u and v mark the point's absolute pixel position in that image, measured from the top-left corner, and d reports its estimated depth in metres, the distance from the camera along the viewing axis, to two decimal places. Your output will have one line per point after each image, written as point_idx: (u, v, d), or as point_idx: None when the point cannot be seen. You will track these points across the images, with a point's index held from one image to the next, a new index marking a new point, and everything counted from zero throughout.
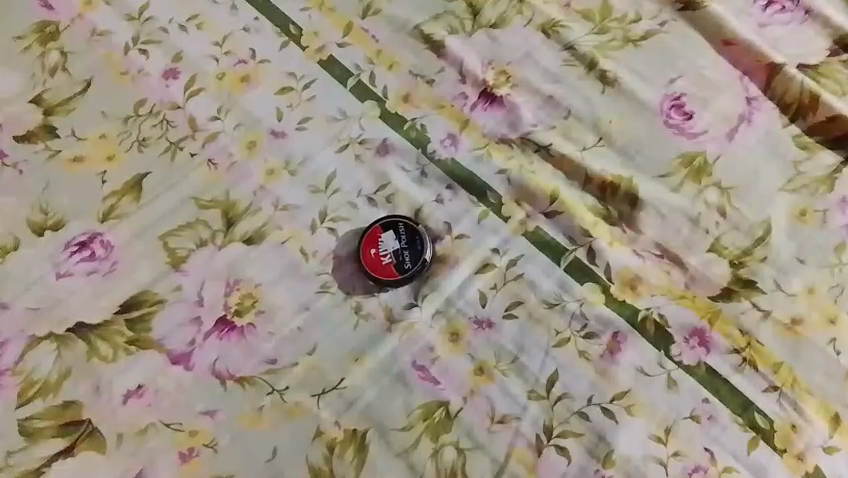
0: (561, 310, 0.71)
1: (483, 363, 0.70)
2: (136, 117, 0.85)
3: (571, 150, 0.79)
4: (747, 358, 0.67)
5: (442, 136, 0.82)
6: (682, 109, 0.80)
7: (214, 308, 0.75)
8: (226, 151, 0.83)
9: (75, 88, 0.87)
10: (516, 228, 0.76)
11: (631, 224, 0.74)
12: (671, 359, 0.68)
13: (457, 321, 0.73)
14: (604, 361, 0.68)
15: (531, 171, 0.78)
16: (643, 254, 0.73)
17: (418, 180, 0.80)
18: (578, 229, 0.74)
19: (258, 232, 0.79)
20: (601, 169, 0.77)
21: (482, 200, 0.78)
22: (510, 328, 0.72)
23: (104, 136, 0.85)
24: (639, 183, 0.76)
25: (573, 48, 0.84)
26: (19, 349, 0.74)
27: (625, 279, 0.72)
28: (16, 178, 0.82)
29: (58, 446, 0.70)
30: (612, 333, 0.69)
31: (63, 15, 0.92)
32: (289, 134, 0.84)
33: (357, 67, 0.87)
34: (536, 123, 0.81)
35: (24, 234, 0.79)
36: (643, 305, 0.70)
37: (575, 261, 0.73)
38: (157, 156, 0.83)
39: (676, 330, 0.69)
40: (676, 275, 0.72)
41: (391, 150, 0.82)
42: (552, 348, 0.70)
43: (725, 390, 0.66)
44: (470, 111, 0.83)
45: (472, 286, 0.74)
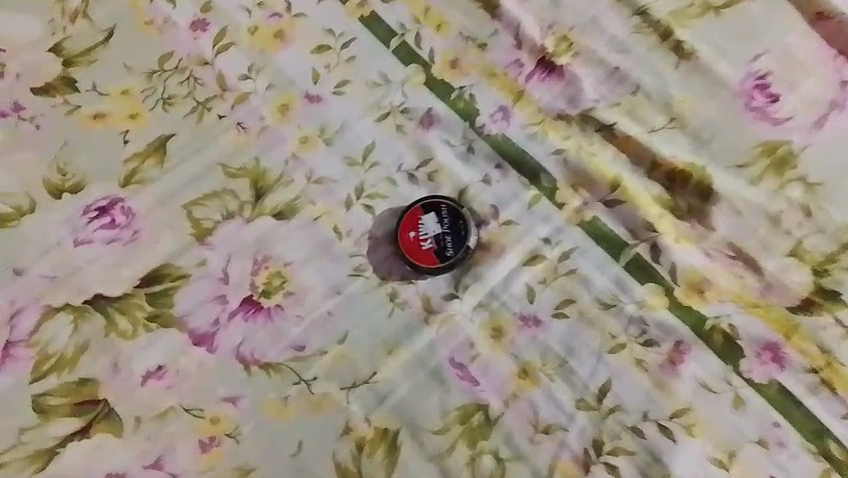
0: (617, 312, 0.65)
1: (527, 365, 0.65)
2: (161, 71, 0.79)
3: (637, 132, 0.71)
4: (825, 380, 0.61)
5: (493, 109, 0.74)
6: (765, 90, 0.70)
7: (239, 287, 0.70)
8: (257, 115, 0.77)
9: (97, 37, 0.81)
10: (571, 217, 0.69)
11: (701, 220, 0.67)
12: (738, 375, 0.62)
13: (501, 316, 0.67)
14: (663, 372, 0.63)
15: (591, 152, 0.71)
16: (713, 254, 0.66)
17: (464, 157, 0.73)
18: (641, 222, 0.67)
19: (289, 206, 0.73)
20: (671, 155, 0.69)
21: (534, 183, 0.71)
22: (559, 328, 0.65)
23: (127, 91, 0.78)
24: (712, 174, 0.68)
25: (646, 14, 0.74)
26: (33, 319, 0.70)
27: (691, 282, 0.65)
28: (32, 133, 0.77)
29: (73, 425, 0.66)
30: (674, 341, 0.63)
31: None
32: (326, 98, 0.77)
33: (402, 26, 0.79)
34: (599, 99, 0.73)
35: (41, 195, 0.74)
36: (711, 313, 0.64)
37: (635, 258, 0.66)
38: (183, 117, 0.77)
39: (746, 342, 0.63)
40: (750, 280, 0.65)
41: (436, 121, 0.75)
42: (605, 354, 0.64)
43: (797, 414, 0.61)
44: (526, 82, 0.75)
45: (520, 279, 0.67)
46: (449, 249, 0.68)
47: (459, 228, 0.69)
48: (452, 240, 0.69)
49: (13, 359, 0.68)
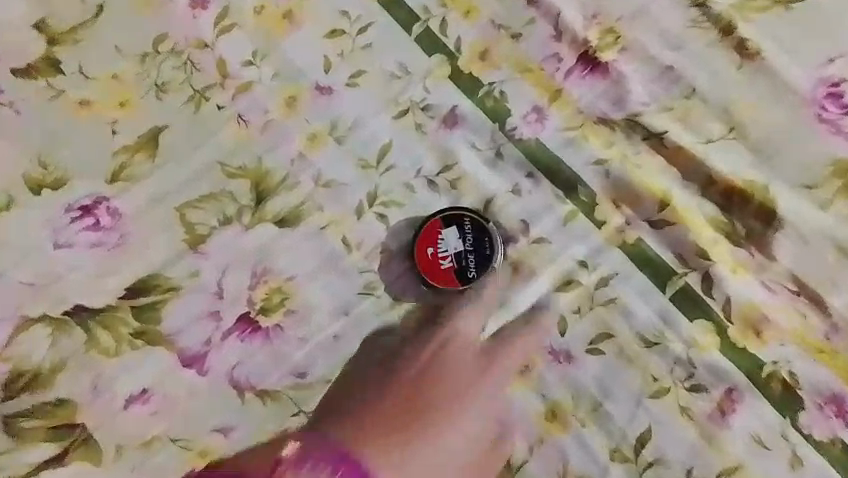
0: (661, 351, 0.57)
1: (556, 406, 0.57)
2: (155, 55, 0.71)
3: (691, 142, 0.62)
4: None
5: (526, 109, 0.66)
6: (839, 99, 0.61)
7: (235, 303, 0.63)
8: (261, 107, 0.69)
9: (85, 12, 0.72)
10: (612, 238, 0.61)
11: (761, 248, 0.59)
12: (797, 429, 0.55)
13: (528, 349, 0.59)
14: (711, 422, 0.55)
15: (635, 164, 0.62)
16: (773, 288, 0.58)
17: (491, 163, 0.65)
18: (692, 248, 0.59)
19: (293, 212, 0.65)
20: (729, 171, 0.61)
21: (570, 196, 0.62)
22: (594, 365, 0.58)
23: (117, 76, 0.70)
24: (776, 195, 0.60)
25: (705, 6, 0.65)
26: (8, 331, 0.63)
27: (748, 319, 0.57)
28: (11, 120, 0.69)
29: (48, 451, 0.60)
30: (726, 388, 0.56)
31: None
32: (338, 91, 0.68)
33: (425, 9, 0.69)
34: (647, 102, 0.64)
35: (19, 191, 0.67)
36: (768, 357, 0.56)
37: (684, 289, 0.58)
38: (179, 106, 0.69)
39: (808, 392, 0.55)
40: (814, 320, 0.57)
41: (461, 121, 0.66)
42: (645, 399, 0.56)
43: None
44: (564, 80, 0.66)
45: (550, 307, 0.60)
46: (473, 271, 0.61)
47: (484, 246, 0.61)
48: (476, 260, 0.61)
49: None
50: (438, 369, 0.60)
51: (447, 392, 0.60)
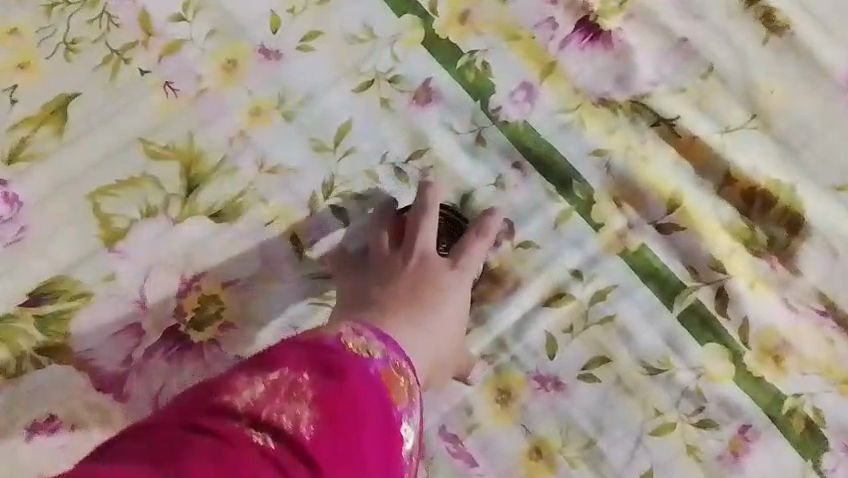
0: (666, 380, 0.49)
1: (542, 443, 0.49)
2: (65, 6, 0.58)
3: (707, 131, 0.53)
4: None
5: (513, 86, 0.55)
6: None
7: (161, 314, 0.52)
8: (194, 72, 0.57)
9: None
10: (612, 244, 0.51)
11: (784, 259, 0.50)
12: (820, 474, 0.47)
13: (511, 374, 0.50)
14: (724, 466, 0.47)
15: (642, 155, 0.53)
16: (796, 308, 0.50)
17: (471, 150, 0.54)
18: (705, 258, 0.50)
19: (232, 204, 0.54)
20: (750, 167, 0.52)
21: (562, 190, 0.53)
22: (587, 395, 0.49)
23: (17, 31, 0.57)
24: (803, 196, 0.51)
25: None
26: None
27: (766, 344, 0.49)
28: None
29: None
30: (739, 424, 0.48)
31: None
32: (288, 55, 0.57)
33: None
34: (656, 81, 0.54)
35: None
36: (789, 390, 0.48)
37: (694, 307, 0.50)
38: (93, 70, 0.56)
39: (833, 431, 0.47)
40: (843, 346, 0.49)
41: (436, 98, 0.55)
42: (646, 437, 0.48)
43: None
44: (559, 50, 0.55)
45: (537, 326, 0.50)
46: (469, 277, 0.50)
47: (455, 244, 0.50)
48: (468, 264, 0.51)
49: None
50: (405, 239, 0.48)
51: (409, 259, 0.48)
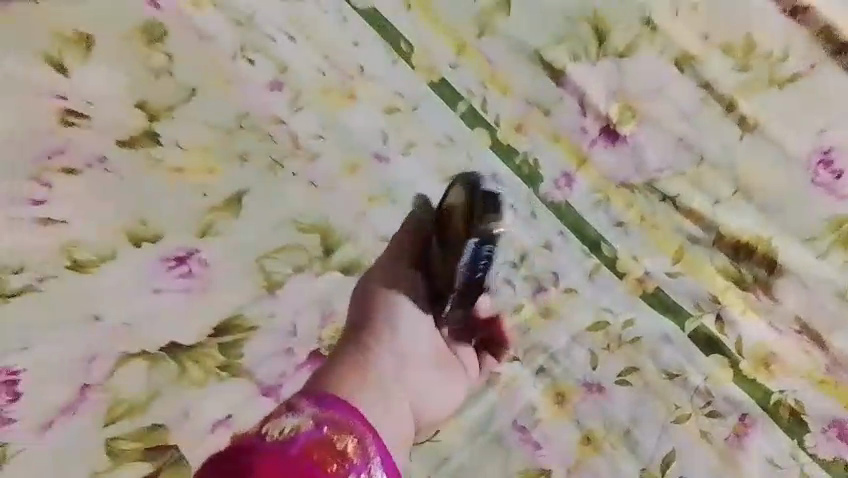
0: (683, 383, 0.65)
1: (590, 432, 0.65)
2: (239, 129, 0.82)
3: (702, 203, 0.72)
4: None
5: (557, 175, 0.76)
6: (830, 166, 0.72)
7: (308, 340, 0.73)
8: (328, 174, 0.80)
9: (179, 94, 0.84)
10: (633, 287, 0.70)
11: (767, 292, 0.67)
12: (805, 450, 0.62)
13: (564, 382, 0.67)
14: (730, 445, 0.62)
15: (654, 221, 0.72)
16: (779, 328, 0.66)
17: (528, 221, 0.74)
18: (706, 294, 0.68)
19: (355, 263, 0.76)
20: (737, 228, 0.70)
21: (595, 252, 0.72)
22: (623, 396, 0.66)
23: (206, 148, 0.82)
24: (778, 247, 0.69)
25: (710, 87, 0.76)
26: (108, 366, 0.73)
27: (758, 355, 0.65)
28: (117, 185, 0.81)
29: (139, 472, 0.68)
30: (740, 414, 0.63)
31: (172, 16, 0.88)
32: (394, 159, 0.80)
33: (468, 90, 0.82)
34: (663, 168, 0.74)
35: (123, 244, 0.78)
36: (777, 387, 0.64)
37: (701, 330, 0.67)
38: (259, 172, 0.80)
39: (813, 418, 0.63)
40: (817, 355, 0.65)
41: (500, 184, 0.75)
42: (669, 425, 0.64)
43: None
44: (590, 148, 0.77)
45: (582, 346, 0.68)
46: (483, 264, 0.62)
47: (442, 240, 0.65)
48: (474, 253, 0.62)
49: (86, 401, 0.72)
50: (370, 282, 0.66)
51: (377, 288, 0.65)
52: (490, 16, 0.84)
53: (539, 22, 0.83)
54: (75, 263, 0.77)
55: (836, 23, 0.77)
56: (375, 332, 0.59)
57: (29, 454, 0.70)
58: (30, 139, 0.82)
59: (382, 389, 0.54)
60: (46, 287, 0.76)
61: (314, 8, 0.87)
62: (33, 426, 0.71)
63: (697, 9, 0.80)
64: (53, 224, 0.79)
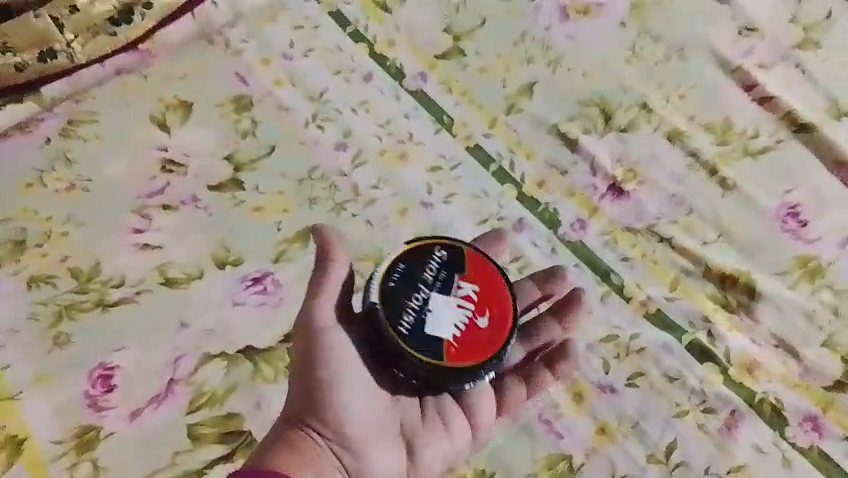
0: (681, 384, 0.79)
1: (605, 424, 0.77)
2: (309, 180, 0.98)
3: (692, 244, 0.88)
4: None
5: (573, 221, 0.92)
6: (797, 217, 0.90)
7: None
8: (382, 215, 0.95)
9: (261, 151, 1.01)
10: (638, 309, 0.84)
11: (749, 314, 0.83)
12: (786, 439, 0.76)
13: (582, 384, 0.80)
14: (722, 435, 0.76)
15: (654, 258, 0.87)
16: (759, 342, 0.81)
17: (549, 256, 0.89)
18: (699, 315, 0.83)
19: None
20: (721, 263, 0.86)
21: (606, 280, 0.86)
22: (632, 395, 0.79)
23: (281, 193, 0.98)
24: (757, 278, 0.85)
25: (696, 155, 0.95)
26: (192, 363, 0.86)
27: (742, 363, 0.80)
28: (206, 219, 0.96)
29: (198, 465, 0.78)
30: (730, 409, 0.77)
31: (256, 90, 1.06)
32: (437, 205, 0.95)
33: (498, 154, 0.99)
34: (659, 216, 0.91)
35: (209, 266, 0.92)
36: (760, 389, 0.78)
37: (695, 342, 0.81)
38: (325, 213, 0.96)
39: (791, 413, 0.77)
40: (792, 364, 0.80)
41: (526, 227, 0.92)
42: (672, 419, 0.77)
43: (835, 472, 0.75)
44: (599, 200, 0.93)
45: (597, 354, 0.81)
46: (417, 296, 0.75)
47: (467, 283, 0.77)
48: (407, 303, 0.74)
49: (173, 394, 0.84)
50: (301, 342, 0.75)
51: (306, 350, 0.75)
52: (517, 99, 1.03)
53: (558, 103, 1.02)
54: (166, 280, 0.92)
55: (794, 108, 0.98)
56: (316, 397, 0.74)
57: (121, 435, 0.82)
58: (137, 182, 0.99)
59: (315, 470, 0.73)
60: (142, 299, 0.90)
61: (373, 89, 1.05)
62: (126, 413, 0.83)
63: (684, 97, 1.00)
64: (151, 248, 0.94)
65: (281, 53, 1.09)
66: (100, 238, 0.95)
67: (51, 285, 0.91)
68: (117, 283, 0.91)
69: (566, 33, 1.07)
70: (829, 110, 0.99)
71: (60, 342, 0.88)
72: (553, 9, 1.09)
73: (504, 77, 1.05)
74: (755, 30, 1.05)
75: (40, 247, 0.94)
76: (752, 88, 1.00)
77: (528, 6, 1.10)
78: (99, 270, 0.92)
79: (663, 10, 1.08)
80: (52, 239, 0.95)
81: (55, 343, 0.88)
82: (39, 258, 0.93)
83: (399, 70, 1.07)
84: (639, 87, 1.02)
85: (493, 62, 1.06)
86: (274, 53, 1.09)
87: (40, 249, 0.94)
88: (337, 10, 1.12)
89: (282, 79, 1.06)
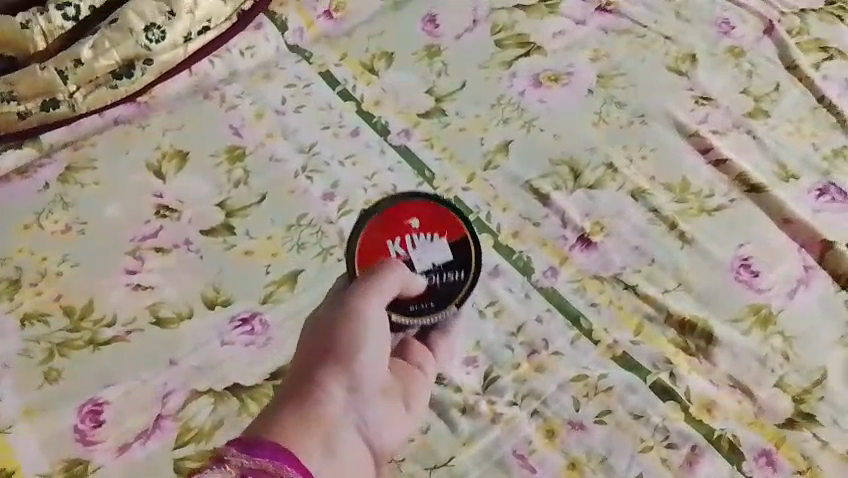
0: (645, 422, 0.85)
1: (575, 459, 0.82)
2: (298, 226, 1.04)
3: (654, 291, 0.95)
4: None
5: (545, 268, 0.98)
6: (749, 268, 0.98)
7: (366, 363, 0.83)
8: None
9: (252, 198, 1.07)
10: (605, 351, 0.90)
11: (706, 357, 0.90)
12: (742, 473, 0.82)
13: (554, 421, 0.85)
14: (684, 469, 0.82)
15: (619, 304, 0.94)
16: (716, 383, 0.88)
17: (523, 301, 0.95)
18: (661, 357, 0.89)
19: None
20: (680, 309, 0.93)
21: (575, 324, 0.93)
22: (600, 432, 0.84)
23: (271, 238, 1.03)
24: (714, 324, 0.92)
25: (658, 211, 1.03)
26: (182, 399, 0.89)
27: (702, 402, 0.86)
28: (197, 261, 1.01)
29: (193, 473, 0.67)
30: (691, 445, 0.83)
31: (250, 142, 1.12)
32: None
33: (477, 206, 1.05)
34: (624, 265, 0.98)
35: (199, 306, 0.97)
36: (718, 427, 0.85)
37: (657, 382, 0.88)
38: (311, 257, 1.01)
39: (747, 449, 0.83)
40: (746, 403, 0.87)
41: (502, 273, 0.97)
42: (637, 454, 0.83)
43: None
44: (569, 250, 1.00)
45: (568, 393, 0.87)
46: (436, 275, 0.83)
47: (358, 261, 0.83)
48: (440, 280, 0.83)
49: (161, 429, 0.87)
50: (320, 328, 0.73)
51: (323, 327, 0.73)
52: (494, 156, 1.11)
53: (532, 161, 1.10)
54: (157, 319, 0.95)
55: (745, 170, 1.08)
56: (326, 369, 0.71)
57: (107, 469, 0.84)
58: (133, 225, 1.04)
59: (337, 435, 0.67)
60: (133, 338, 0.94)
61: (361, 143, 1.13)
62: (114, 447, 0.86)
63: (646, 158, 1.09)
64: (142, 288, 0.98)
65: (274, 109, 1.16)
66: (95, 277, 0.99)
67: (44, 323, 0.94)
68: (109, 322, 0.95)
69: (539, 99, 1.17)
70: (777, 172, 1.08)
71: (51, 378, 0.90)
72: (527, 77, 1.19)
73: (482, 136, 1.13)
74: (709, 99, 1.16)
75: (34, 286, 0.98)
76: (707, 151, 1.10)
77: (504, 73, 1.20)
78: (91, 308, 0.96)
79: (627, 80, 1.19)
80: (47, 278, 0.98)
81: (46, 379, 0.90)
82: (33, 296, 0.97)
83: (384, 127, 1.14)
84: (606, 149, 1.10)
85: (471, 123, 1.14)
86: (268, 108, 1.16)
87: (35, 288, 0.97)
88: (327, 71, 1.21)
89: (274, 132, 1.13)
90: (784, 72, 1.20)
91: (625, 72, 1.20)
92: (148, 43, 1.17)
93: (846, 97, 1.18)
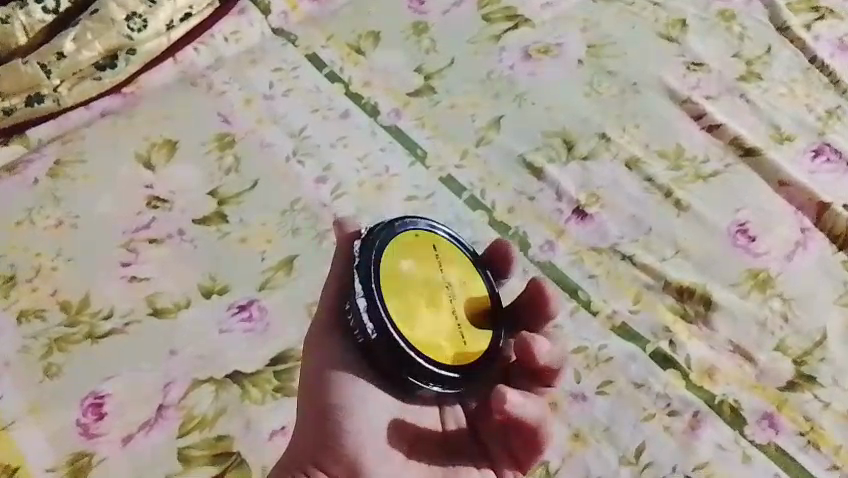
0: (647, 390, 0.85)
1: (578, 430, 0.83)
2: (292, 210, 1.03)
3: (652, 260, 0.95)
4: (811, 440, 0.82)
5: (541, 242, 0.98)
6: (746, 233, 0.97)
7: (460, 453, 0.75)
8: None
9: (245, 185, 1.06)
10: (605, 322, 0.90)
11: (705, 324, 0.90)
12: (745, 437, 0.82)
13: (556, 394, 0.85)
14: (686, 435, 0.82)
15: (617, 274, 0.94)
16: (716, 348, 0.88)
17: (521, 276, 0.94)
18: (661, 326, 0.89)
19: None
20: (678, 277, 0.93)
21: (574, 296, 0.92)
22: (602, 402, 0.84)
23: (265, 224, 1.02)
24: (712, 290, 0.92)
25: (654, 180, 1.02)
26: (183, 388, 0.89)
27: (702, 368, 0.87)
28: (191, 251, 1.00)
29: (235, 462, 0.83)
30: (692, 412, 0.84)
31: (238, 128, 1.11)
32: None
33: (470, 183, 1.04)
34: (621, 236, 0.98)
35: (196, 295, 0.96)
36: (719, 392, 0.85)
37: (658, 350, 0.88)
38: (306, 242, 1.00)
39: (748, 413, 0.84)
40: (747, 368, 0.87)
41: None
42: (640, 422, 0.83)
43: (794, 466, 0.81)
44: (565, 223, 0.99)
45: (569, 365, 0.87)
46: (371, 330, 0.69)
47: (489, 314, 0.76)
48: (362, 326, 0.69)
49: (164, 419, 0.87)
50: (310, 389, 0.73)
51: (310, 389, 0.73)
52: (486, 132, 1.10)
53: (525, 135, 1.09)
54: (155, 310, 0.95)
55: (740, 135, 1.07)
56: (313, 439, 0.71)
57: (112, 461, 0.84)
58: (125, 218, 1.03)
59: None
60: (131, 330, 0.93)
61: (351, 124, 1.12)
62: (117, 439, 0.86)
63: (639, 128, 1.08)
64: (138, 280, 0.97)
65: (262, 93, 1.14)
66: (90, 272, 0.98)
67: (41, 319, 0.94)
68: (106, 315, 0.94)
69: (529, 72, 1.15)
70: (772, 135, 1.07)
71: (51, 373, 0.90)
72: (516, 50, 1.18)
73: (473, 113, 1.12)
74: (701, 65, 1.15)
75: (29, 282, 0.97)
76: (700, 118, 1.09)
77: (493, 48, 1.18)
78: (88, 302, 0.96)
79: (618, 49, 1.17)
80: (41, 274, 0.98)
81: (46, 374, 0.90)
82: (28, 293, 0.96)
83: (374, 107, 1.13)
84: (598, 119, 1.09)
85: (462, 99, 1.13)
86: (255, 93, 1.14)
87: (30, 284, 0.97)
88: (314, 54, 1.19)
89: (264, 117, 1.12)
90: (775, 34, 1.19)
91: (615, 41, 1.18)
92: (130, 32, 1.17)
93: (838, 57, 1.17)
